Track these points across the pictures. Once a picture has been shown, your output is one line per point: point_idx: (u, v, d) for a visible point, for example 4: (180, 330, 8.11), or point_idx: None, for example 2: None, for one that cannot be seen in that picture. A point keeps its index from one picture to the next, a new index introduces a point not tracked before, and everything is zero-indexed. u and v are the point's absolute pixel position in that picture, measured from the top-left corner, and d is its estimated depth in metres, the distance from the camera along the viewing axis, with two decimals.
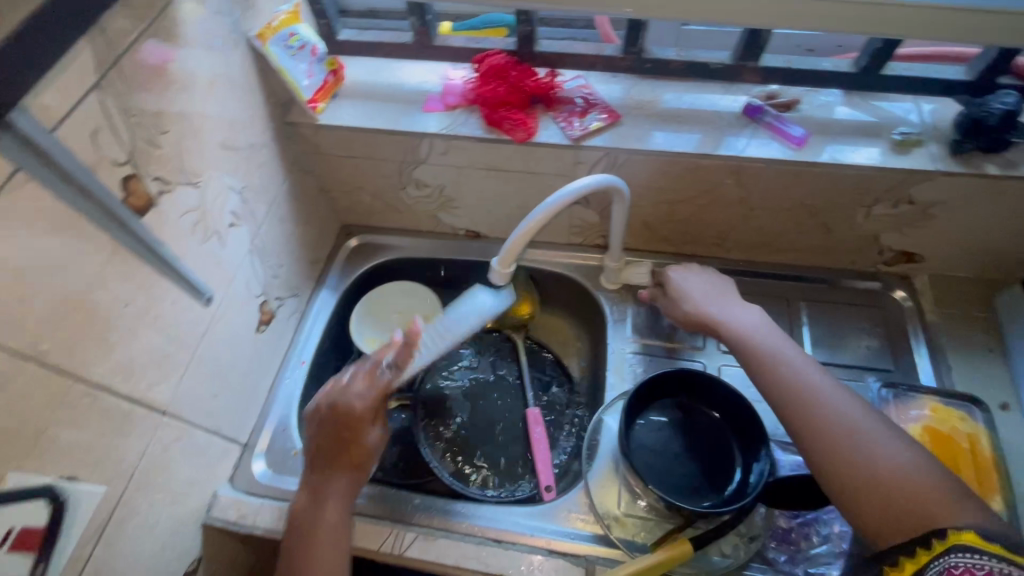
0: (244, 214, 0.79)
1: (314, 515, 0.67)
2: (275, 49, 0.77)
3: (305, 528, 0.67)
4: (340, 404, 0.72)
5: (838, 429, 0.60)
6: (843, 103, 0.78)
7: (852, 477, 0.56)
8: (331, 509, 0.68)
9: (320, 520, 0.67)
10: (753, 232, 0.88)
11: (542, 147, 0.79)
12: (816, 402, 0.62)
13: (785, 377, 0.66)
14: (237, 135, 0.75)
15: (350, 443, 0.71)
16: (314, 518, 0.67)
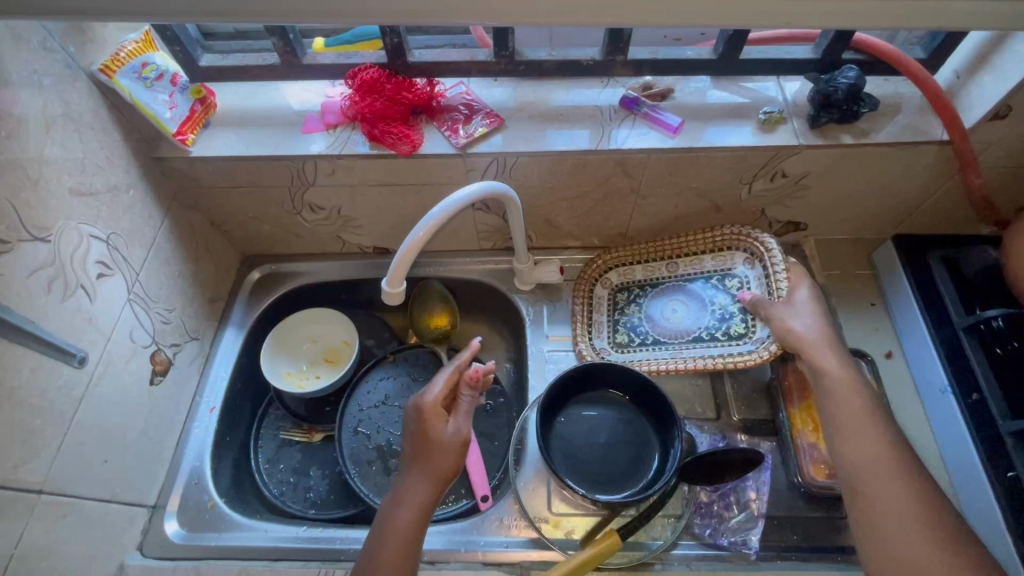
0: (116, 261, 0.74)
1: (393, 530, 0.62)
2: (126, 82, 0.72)
3: (373, 547, 0.62)
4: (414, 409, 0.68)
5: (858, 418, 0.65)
6: (714, 87, 0.81)
7: (865, 469, 0.62)
8: (410, 525, 0.62)
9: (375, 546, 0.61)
10: (652, 218, 0.90)
11: (429, 157, 0.78)
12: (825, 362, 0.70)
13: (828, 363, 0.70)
14: (92, 180, 0.70)
15: (433, 442, 0.66)
16: (382, 538, 0.62)
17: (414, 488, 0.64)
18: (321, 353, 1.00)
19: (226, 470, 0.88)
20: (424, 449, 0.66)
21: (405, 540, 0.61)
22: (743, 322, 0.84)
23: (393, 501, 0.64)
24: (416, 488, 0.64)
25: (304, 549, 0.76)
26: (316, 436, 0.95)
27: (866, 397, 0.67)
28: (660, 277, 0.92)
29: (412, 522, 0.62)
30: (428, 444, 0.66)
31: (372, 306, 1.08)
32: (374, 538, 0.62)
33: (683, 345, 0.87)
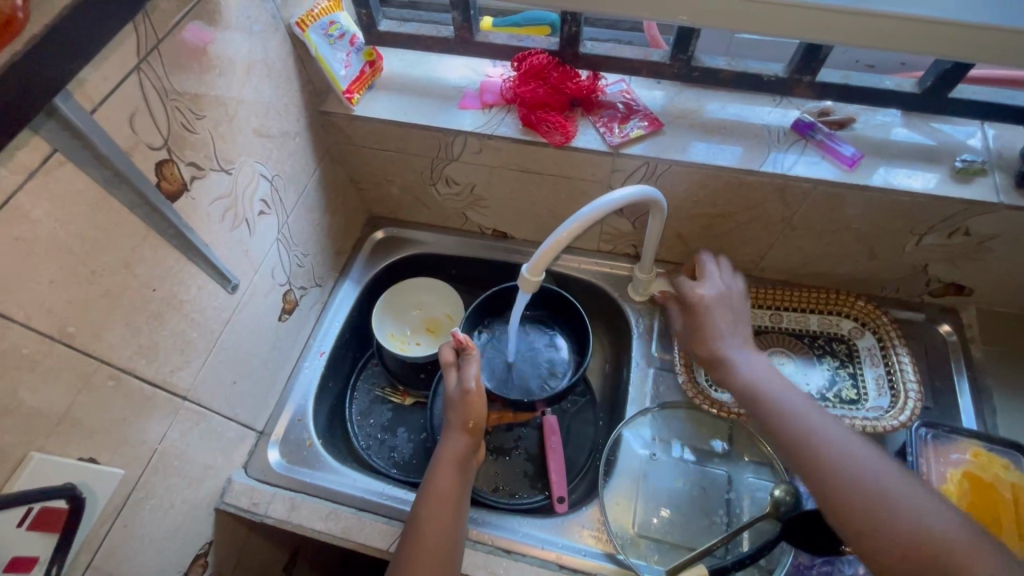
0: (274, 202, 0.79)
1: (440, 488, 0.68)
2: (315, 37, 0.76)
3: (422, 508, 0.67)
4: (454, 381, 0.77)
5: (825, 454, 0.56)
6: (902, 124, 0.74)
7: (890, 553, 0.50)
8: (453, 484, 0.69)
9: (420, 510, 0.67)
10: (793, 252, 0.84)
11: (579, 151, 0.76)
12: (826, 454, 0.56)
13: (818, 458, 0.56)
14: (270, 123, 0.75)
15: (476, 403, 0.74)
16: (427, 499, 0.68)
17: (457, 450, 0.72)
18: (423, 321, 1.04)
19: (325, 412, 0.93)
20: (460, 417, 0.74)
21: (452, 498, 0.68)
22: (855, 387, 0.82)
23: (434, 467, 0.71)
24: (457, 451, 0.72)
25: (388, 506, 0.79)
26: (408, 399, 0.98)
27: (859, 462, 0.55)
28: (762, 326, 0.88)
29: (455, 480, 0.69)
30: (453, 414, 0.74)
31: (478, 286, 1.10)
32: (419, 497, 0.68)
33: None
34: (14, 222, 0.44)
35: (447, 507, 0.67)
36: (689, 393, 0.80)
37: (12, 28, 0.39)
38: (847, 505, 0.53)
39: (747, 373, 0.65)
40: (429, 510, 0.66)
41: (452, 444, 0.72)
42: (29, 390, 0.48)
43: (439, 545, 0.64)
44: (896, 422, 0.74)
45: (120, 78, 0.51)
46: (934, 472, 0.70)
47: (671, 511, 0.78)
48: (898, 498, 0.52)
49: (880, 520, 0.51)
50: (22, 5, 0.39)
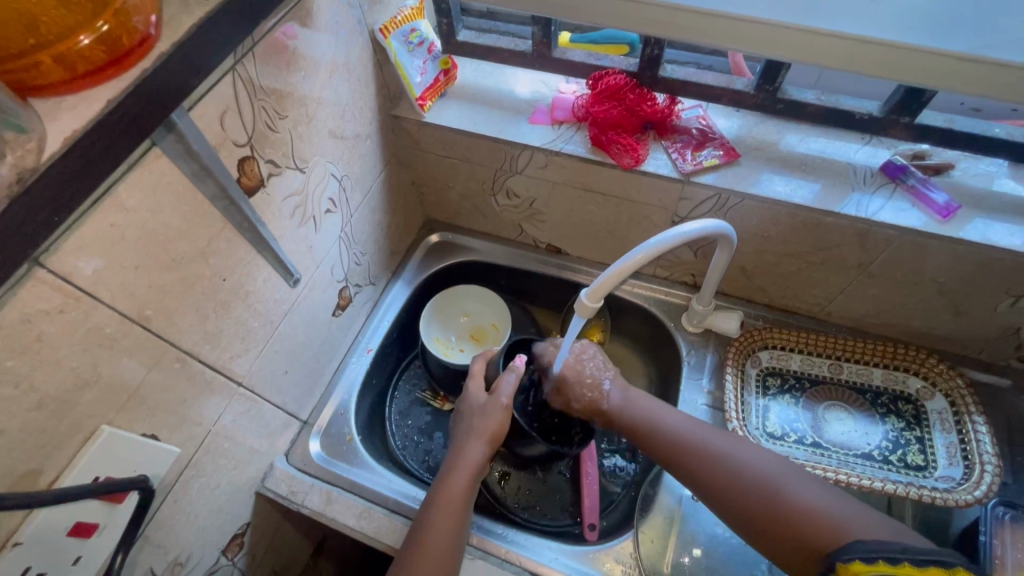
0: (340, 201, 0.81)
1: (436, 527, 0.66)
2: (395, 44, 0.78)
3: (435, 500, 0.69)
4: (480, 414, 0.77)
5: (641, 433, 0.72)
6: (1008, 175, 0.68)
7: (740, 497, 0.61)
8: (449, 524, 0.67)
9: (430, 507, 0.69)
10: (866, 299, 0.79)
11: (647, 176, 0.74)
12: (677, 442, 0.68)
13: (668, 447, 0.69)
14: (345, 125, 0.77)
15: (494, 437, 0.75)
16: (438, 500, 0.69)
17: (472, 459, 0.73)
18: (468, 329, 1.04)
19: (367, 408, 0.94)
20: (481, 428, 0.75)
21: (460, 507, 0.69)
22: (921, 453, 0.76)
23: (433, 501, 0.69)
24: (472, 460, 0.72)
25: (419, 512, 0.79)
26: (447, 405, 0.99)
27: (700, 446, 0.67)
28: (820, 376, 0.83)
29: (464, 490, 0.70)
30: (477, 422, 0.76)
31: (527, 297, 1.09)
32: (427, 503, 0.69)
33: (848, 459, 0.77)
34: (112, 208, 0.46)
35: (454, 512, 0.68)
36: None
37: (146, 47, 0.40)
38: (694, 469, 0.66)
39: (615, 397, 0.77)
40: (438, 514, 0.67)
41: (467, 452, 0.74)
42: (108, 365, 0.51)
43: (440, 546, 0.65)
44: (968, 498, 0.68)
45: (217, 77, 0.53)
46: (1010, 558, 0.63)
47: (705, 556, 0.75)
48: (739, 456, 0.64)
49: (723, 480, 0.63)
50: (156, 22, 0.41)
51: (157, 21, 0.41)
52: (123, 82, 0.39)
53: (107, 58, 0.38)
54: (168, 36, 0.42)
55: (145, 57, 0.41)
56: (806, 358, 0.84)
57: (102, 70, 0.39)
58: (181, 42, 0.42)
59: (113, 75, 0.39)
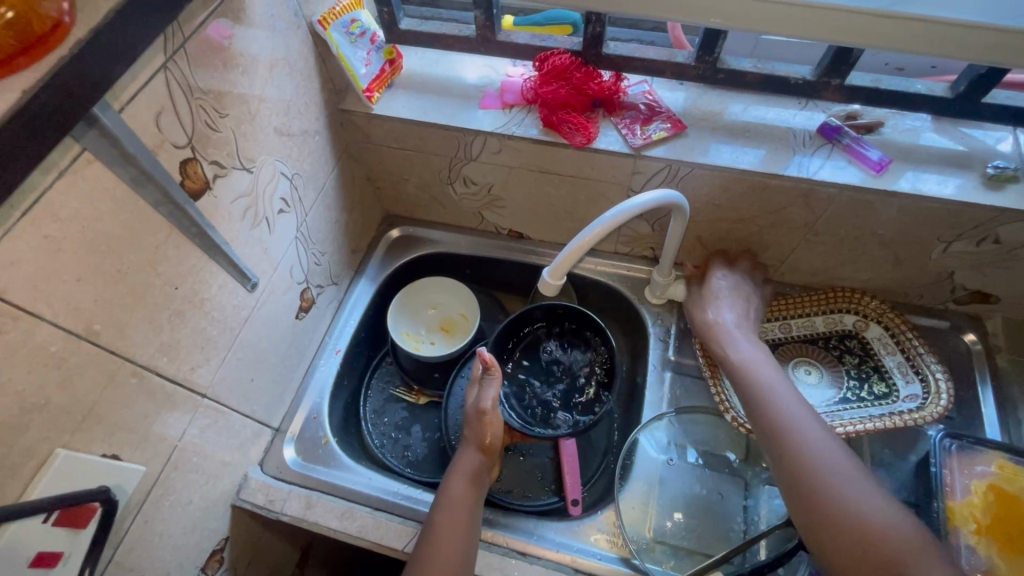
0: (293, 200, 0.79)
1: (444, 530, 0.68)
2: (336, 35, 0.76)
3: (438, 508, 0.71)
4: (474, 414, 0.81)
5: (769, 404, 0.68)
6: (931, 129, 0.73)
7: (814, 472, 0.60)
8: (457, 521, 0.69)
9: (434, 513, 0.71)
10: (814, 258, 0.83)
11: (600, 153, 0.76)
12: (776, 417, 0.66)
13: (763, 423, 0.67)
14: (291, 121, 0.75)
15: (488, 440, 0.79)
16: (443, 504, 0.71)
17: (470, 464, 0.77)
18: (439, 321, 1.03)
19: (340, 410, 0.93)
20: (475, 436, 0.80)
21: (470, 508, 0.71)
22: (883, 381, 0.81)
23: (437, 505, 0.71)
24: (470, 466, 0.76)
25: (403, 506, 0.79)
26: (422, 399, 0.98)
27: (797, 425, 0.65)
28: (778, 336, 0.87)
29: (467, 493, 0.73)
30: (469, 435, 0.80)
31: (493, 285, 1.09)
32: (434, 513, 0.70)
33: (833, 408, 0.80)
34: (44, 219, 0.44)
35: (458, 514, 0.70)
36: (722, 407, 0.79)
37: (61, 33, 0.40)
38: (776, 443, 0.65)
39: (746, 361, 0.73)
40: (446, 516, 0.69)
41: (465, 459, 0.77)
42: (54, 386, 0.48)
43: (455, 547, 0.66)
44: (943, 409, 0.73)
45: (147, 76, 0.51)
46: (958, 484, 0.68)
47: (685, 518, 0.77)
48: (820, 445, 0.62)
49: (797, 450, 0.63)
50: (69, 8, 0.40)
51: (70, 9, 0.41)
52: (15, 81, 0.37)
53: (16, 44, 0.38)
54: (69, 30, 0.40)
55: (61, 44, 0.40)
56: (763, 323, 0.87)
57: (15, 58, 0.38)
58: (85, 36, 0.41)
59: (25, 64, 0.38)
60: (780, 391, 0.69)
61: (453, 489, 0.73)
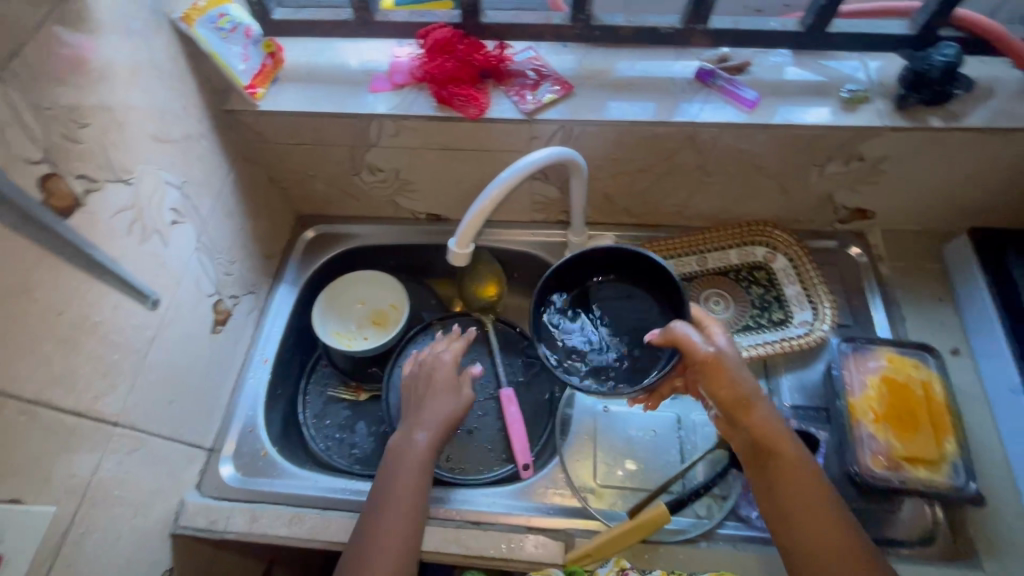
0: (186, 210, 0.75)
1: (397, 495, 0.67)
2: (203, 32, 0.72)
3: (389, 469, 0.70)
4: (435, 370, 0.80)
5: (784, 468, 0.61)
6: (793, 64, 0.78)
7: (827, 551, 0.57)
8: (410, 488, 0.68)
9: (388, 479, 0.69)
10: (712, 198, 0.88)
11: (494, 122, 0.77)
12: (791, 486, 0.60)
13: (772, 485, 0.61)
14: (169, 127, 0.71)
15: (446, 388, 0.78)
16: (394, 467, 0.70)
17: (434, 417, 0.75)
18: (369, 315, 1.02)
19: (277, 420, 0.91)
20: (432, 390, 0.78)
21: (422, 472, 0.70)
22: (781, 309, 0.88)
23: (391, 470, 0.70)
24: (433, 420, 0.75)
25: (354, 501, 0.79)
26: (362, 394, 0.98)
27: (813, 497, 0.59)
28: (691, 273, 0.92)
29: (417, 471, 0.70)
30: (427, 393, 0.78)
31: (421, 272, 1.08)
32: (384, 477, 0.70)
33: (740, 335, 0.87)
34: None
35: (414, 477, 0.69)
36: None
37: None
38: (789, 514, 0.59)
39: (754, 405, 0.63)
40: (397, 481, 0.68)
41: (429, 412, 0.75)
42: None
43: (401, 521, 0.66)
44: (824, 330, 0.82)
45: None
46: (856, 381, 0.75)
47: (632, 460, 0.80)
48: (834, 518, 0.59)
49: (811, 524, 0.58)
50: None
51: None
52: None
53: None
54: None
55: None
56: (681, 258, 0.92)
57: None
58: None
59: None
60: (795, 455, 0.61)
61: (408, 446, 0.71)
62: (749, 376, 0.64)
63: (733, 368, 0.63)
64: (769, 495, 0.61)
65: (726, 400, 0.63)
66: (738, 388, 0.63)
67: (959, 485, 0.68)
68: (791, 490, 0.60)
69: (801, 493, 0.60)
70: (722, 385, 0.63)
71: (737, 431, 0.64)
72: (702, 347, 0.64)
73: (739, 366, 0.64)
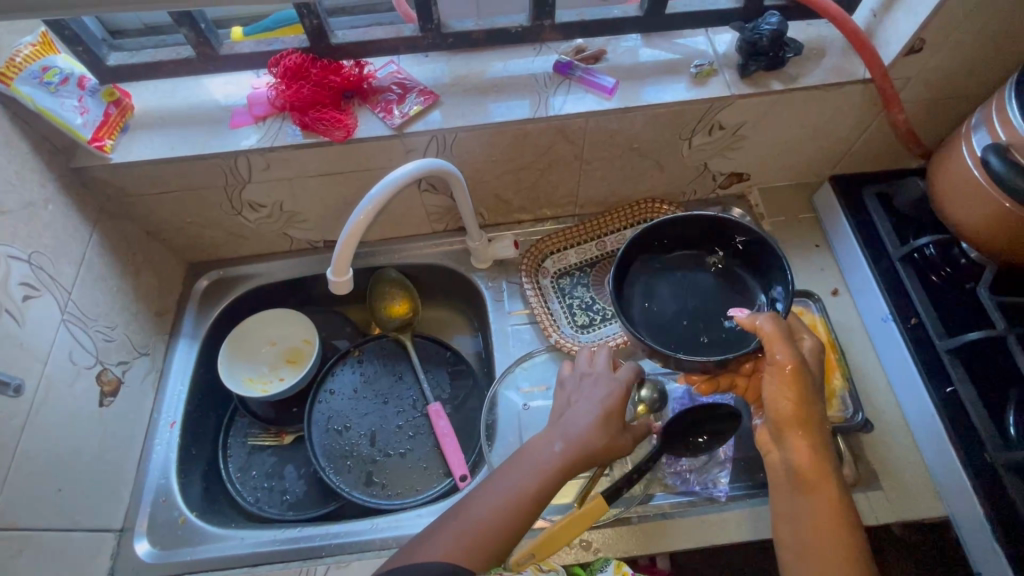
0: (43, 282, 0.70)
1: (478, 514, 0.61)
2: (27, 89, 0.67)
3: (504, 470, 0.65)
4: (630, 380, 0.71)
5: (823, 490, 0.57)
6: (645, 45, 0.81)
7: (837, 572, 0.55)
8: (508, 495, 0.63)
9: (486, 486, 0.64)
10: (598, 184, 0.90)
11: (364, 142, 0.76)
12: (824, 507, 0.57)
13: (807, 505, 0.57)
14: (1, 197, 0.65)
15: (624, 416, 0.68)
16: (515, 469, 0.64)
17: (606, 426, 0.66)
18: (282, 355, 0.98)
19: (196, 483, 0.86)
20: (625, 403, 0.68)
21: (549, 475, 0.63)
22: None
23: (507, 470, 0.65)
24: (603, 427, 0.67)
25: (285, 551, 0.76)
26: (288, 437, 0.93)
27: (839, 523, 0.57)
28: (592, 258, 0.94)
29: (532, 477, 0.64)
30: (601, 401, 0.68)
31: (332, 301, 1.05)
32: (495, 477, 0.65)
33: None
34: None
35: (511, 492, 0.63)
36: (566, 349, 0.85)
37: None
38: (811, 533, 0.57)
39: (817, 424, 0.58)
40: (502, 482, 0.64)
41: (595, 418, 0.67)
42: None
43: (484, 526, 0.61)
44: None
45: None
46: None
47: None
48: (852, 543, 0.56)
49: (831, 542, 0.56)
50: None
51: None
52: None
53: None
54: None
55: None
56: (580, 247, 0.95)
57: None
58: None
59: None
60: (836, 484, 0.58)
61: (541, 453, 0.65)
62: (818, 401, 0.59)
63: (810, 381, 0.58)
64: (797, 515, 0.58)
65: (783, 414, 0.58)
66: (800, 403, 0.58)
67: (849, 417, 0.73)
68: (825, 511, 0.57)
69: (833, 519, 0.57)
70: (787, 398, 0.57)
71: (780, 449, 0.60)
72: (789, 352, 0.57)
73: (812, 386, 0.58)
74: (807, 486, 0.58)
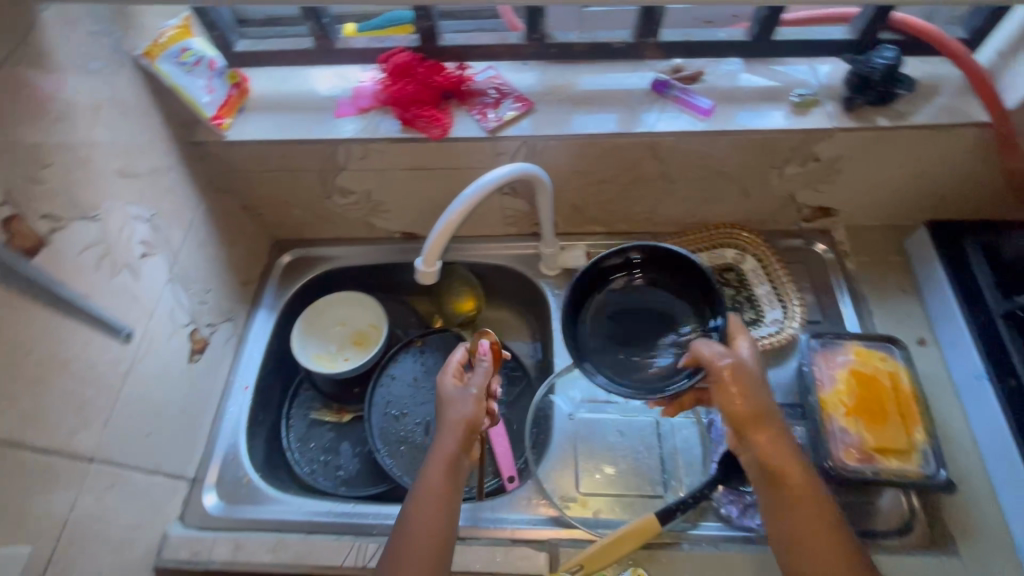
0: (157, 242, 0.76)
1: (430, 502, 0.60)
2: (166, 67, 0.74)
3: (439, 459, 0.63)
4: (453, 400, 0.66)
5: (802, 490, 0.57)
6: (745, 70, 0.81)
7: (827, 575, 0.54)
8: (444, 495, 0.60)
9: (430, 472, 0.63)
10: (678, 204, 0.90)
11: (458, 141, 0.78)
12: (806, 504, 0.56)
13: (789, 504, 0.57)
14: (135, 161, 0.72)
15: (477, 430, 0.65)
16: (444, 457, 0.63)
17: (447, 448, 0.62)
18: (349, 336, 1.02)
19: (260, 446, 0.91)
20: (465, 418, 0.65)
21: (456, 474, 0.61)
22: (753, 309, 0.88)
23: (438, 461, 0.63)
24: (451, 446, 0.63)
25: (338, 524, 0.79)
26: (346, 416, 0.98)
27: (822, 520, 0.56)
28: None
29: (450, 481, 0.61)
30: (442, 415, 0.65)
31: (399, 290, 1.09)
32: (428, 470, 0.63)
33: None
34: None
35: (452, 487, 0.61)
36: None
37: None
38: (798, 533, 0.56)
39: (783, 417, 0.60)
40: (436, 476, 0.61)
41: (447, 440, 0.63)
42: None
43: (432, 527, 0.59)
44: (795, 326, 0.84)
45: None
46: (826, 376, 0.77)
47: (615, 466, 0.81)
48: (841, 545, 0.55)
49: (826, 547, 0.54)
50: None
51: None
52: None
53: None
54: None
55: None
56: None
57: None
58: None
59: None
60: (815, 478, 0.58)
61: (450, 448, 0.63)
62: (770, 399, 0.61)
63: (755, 383, 0.61)
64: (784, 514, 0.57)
65: (737, 414, 0.60)
66: (743, 405, 0.60)
67: (931, 474, 0.69)
68: (812, 513, 0.56)
69: (817, 517, 0.56)
70: (738, 398, 0.60)
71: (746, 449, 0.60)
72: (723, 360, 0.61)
73: (757, 385, 0.61)
74: (784, 485, 0.57)
